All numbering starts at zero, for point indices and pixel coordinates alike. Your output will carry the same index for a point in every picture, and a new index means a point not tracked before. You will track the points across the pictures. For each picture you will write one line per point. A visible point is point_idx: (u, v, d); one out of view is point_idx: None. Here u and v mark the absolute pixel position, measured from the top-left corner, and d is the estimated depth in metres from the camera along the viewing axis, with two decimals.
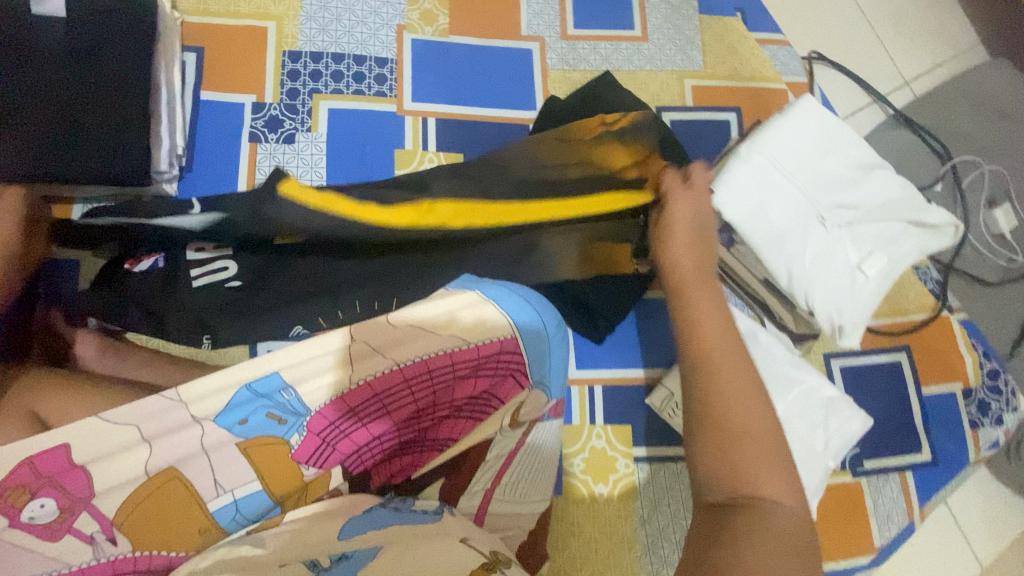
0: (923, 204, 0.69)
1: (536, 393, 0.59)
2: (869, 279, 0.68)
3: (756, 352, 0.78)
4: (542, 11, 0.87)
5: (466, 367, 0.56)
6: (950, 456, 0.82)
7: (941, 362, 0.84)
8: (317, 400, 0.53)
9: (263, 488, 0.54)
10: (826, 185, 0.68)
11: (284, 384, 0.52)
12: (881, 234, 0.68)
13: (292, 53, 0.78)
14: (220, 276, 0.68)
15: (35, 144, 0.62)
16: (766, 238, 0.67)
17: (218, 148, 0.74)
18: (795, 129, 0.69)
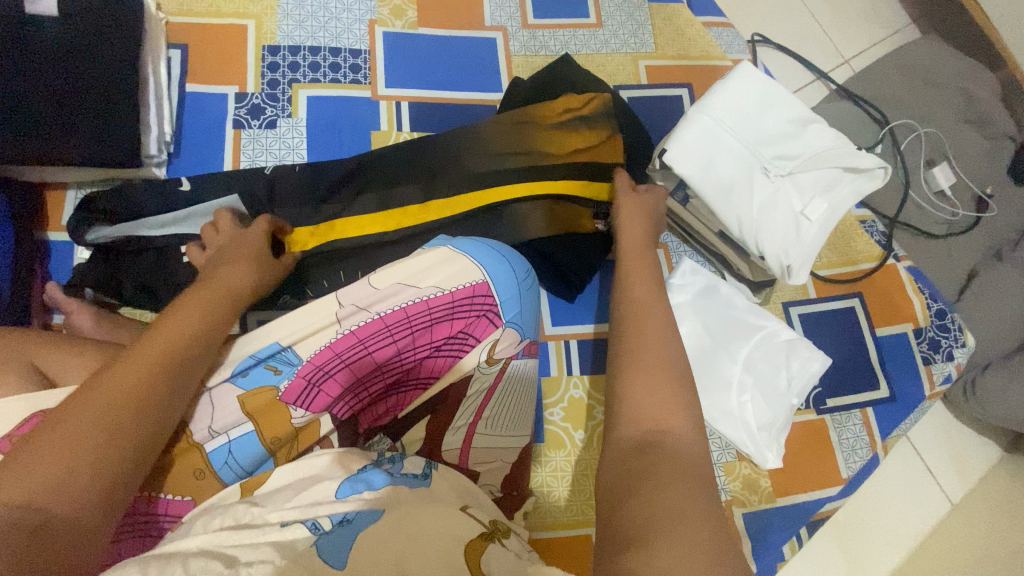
0: (855, 152, 0.75)
1: (509, 331, 0.62)
2: (814, 223, 0.74)
3: (717, 303, 0.83)
4: (504, 4, 0.94)
5: (443, 311, 0.60)
6: (907, 391, 0.88)
7: (892, 306, 0.90)
8: (308, 349, 0.56)
9: (258, 432, 0.54)
10: (767, 140, 0.75)
11: (281, 345, 0.56)
12: (819, 182, 0.75)
13: (271, 47, 0.83)
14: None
15: (34, 131, 0.67)
16: (711, 191, 0.74)
17: (205, 136, 0.79)
18: (736, 91, 0.76)
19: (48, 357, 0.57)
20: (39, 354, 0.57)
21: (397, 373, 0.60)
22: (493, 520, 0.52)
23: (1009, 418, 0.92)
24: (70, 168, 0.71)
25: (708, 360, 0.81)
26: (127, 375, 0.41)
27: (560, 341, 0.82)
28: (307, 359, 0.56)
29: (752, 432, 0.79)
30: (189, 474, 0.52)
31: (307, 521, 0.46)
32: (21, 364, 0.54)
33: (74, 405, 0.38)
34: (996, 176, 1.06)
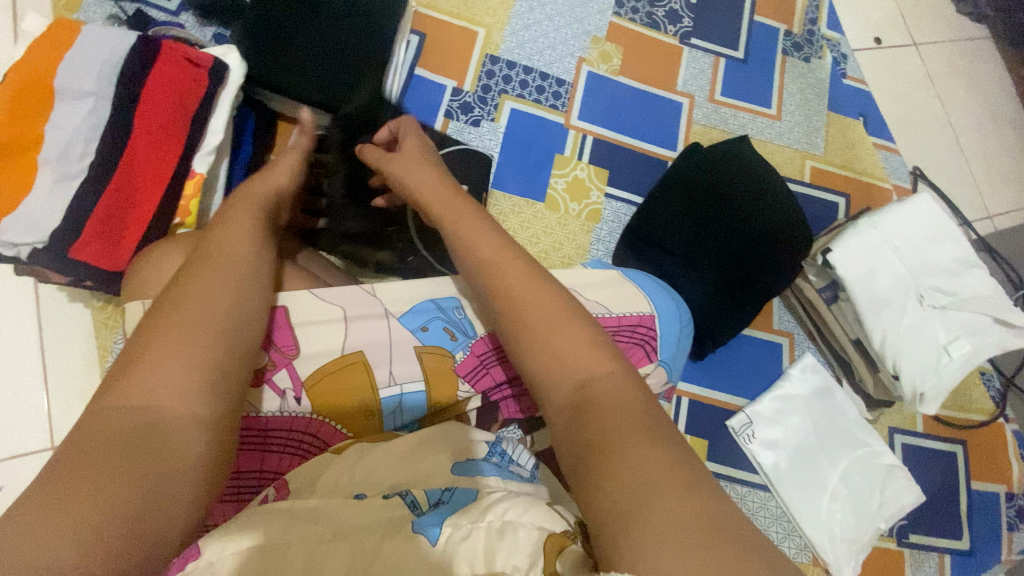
0: (1010, 307, 0.78)
1: (660, 370, 0.66)
2: (954, 360, 0.77)
3: (830, 407, 0.85)
4: (697, 75, 1.01)
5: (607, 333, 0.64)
6: (988, 552, 0.87)
7: (991, 464, 0.91)
8: (485, 327, 0.64)
9: (426, 394, 0.61)
10: (929, 271, 0.78)
11: (458, 304, 0.65)
12: (969, 324, 0.78)
13: (492, 57, 0.92)
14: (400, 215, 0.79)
15: (299, 73, 0.76)
16: (863, 300, 0.77)
17: (419, 117, 0.87)
18: (910, 217, 0.80)
19: None
20: None
21: None
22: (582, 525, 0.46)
23: None
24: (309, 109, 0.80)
25: (808, 459, 0.82)
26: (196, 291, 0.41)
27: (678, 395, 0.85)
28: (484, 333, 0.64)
29: (835, 541, 0.80)
30: (360, 413, 0.59)
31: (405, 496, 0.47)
32: None
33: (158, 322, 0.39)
34: None
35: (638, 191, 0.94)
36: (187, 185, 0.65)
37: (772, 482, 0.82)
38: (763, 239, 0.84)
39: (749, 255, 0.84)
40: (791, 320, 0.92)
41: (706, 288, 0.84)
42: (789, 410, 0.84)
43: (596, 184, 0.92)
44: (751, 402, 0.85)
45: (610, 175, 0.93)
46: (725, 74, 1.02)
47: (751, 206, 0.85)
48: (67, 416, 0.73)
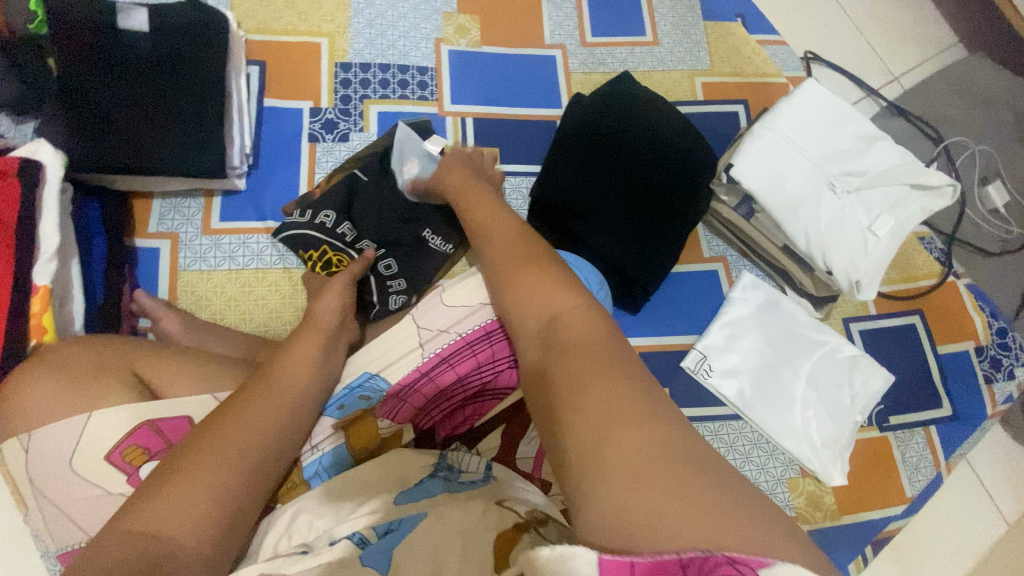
0: (922, 169, 0.75)
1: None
2: (881, 239, 0.74)
3: (779, 317, 0.84)
4: (563, 22, 0.96)
5: None
6: (971, 411, 0.87)
7: (952, 323, 0.90)
8: (395, 375, 0.59)
9: (347, 446, 0.60)
10: (833, 157, 0.76)
11: (371, 375, 0.60)
12: (886, 198, 0.76)
13: (343, 64, 0.86)
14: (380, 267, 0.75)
15: (131, 142, 0.70)
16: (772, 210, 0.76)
17: (282, 149, 0.81)
18: (802, 109, 0.77)
19: (147, 363, 0.57)
20: (140, 360, 0.57)
21: (476, 385, 0.61)
22: (531, 509, 0.51)
23: None
24: (163, 178, 0.73)
25: (771, 375, 0.81)
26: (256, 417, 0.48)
27: None
28: (395, 381, 0.59)
29: (816, 448, 0.79)
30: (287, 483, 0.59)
31: (352, 535, 0.47)
32: (123, 370, 0.55)
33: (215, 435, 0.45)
34: None
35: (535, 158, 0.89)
36: (32, 302, 0.59)
37: (743, 411, 0.80)
38: (664, 175, 0.81)
39: (648, 201, 0.82)
40: (721, 243, 0.89)
41: (618, 242, 0.80)
42: (738, 334, 0.82)
43: None
44: (701, 336, 0.83)
45: (502, 153, 0.88)
46: (590, 14, 0.97)
47: (638, 151, 0.82)
48: (5, 573, 0.68)
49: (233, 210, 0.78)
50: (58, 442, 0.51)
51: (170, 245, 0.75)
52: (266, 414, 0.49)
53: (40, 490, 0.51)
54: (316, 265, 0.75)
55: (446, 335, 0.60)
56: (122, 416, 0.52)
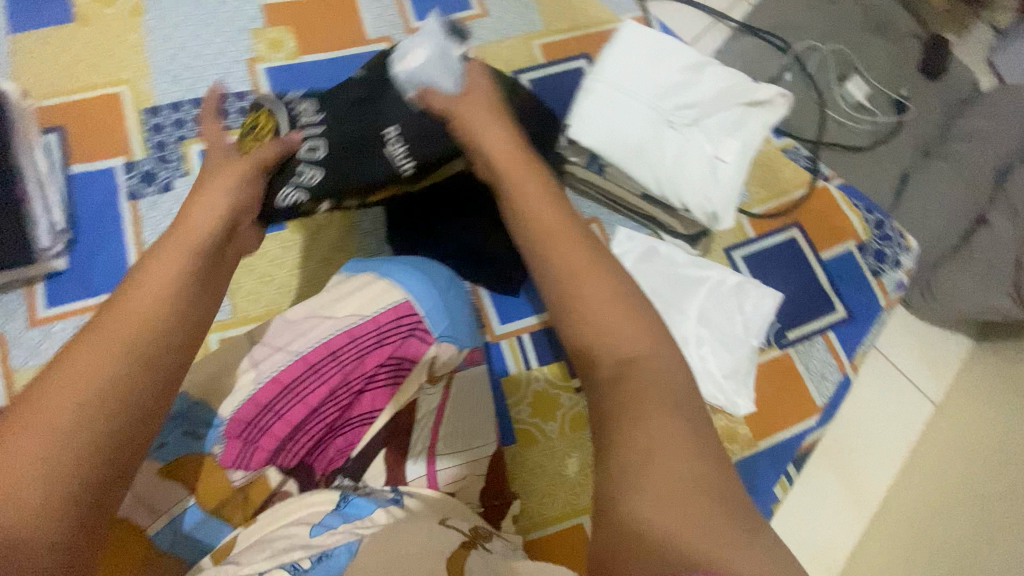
0: (752, 86, 0.75)
1: (444, 344, 0.66)
2: (730, 164, 0.73)
3: (658, 264, 0.83)
4: (383, 12, 0.91)
5: (365, 339, 0.63)
6: (864, 307, 0.88)
7: (830, 227, 0.90)
8: (231, 407, 0.57)
9: (197, 500, 0.56)
10: (666, 93, 0.74)
11: (192, 402, 0.57)
12: (726, 122, 0.75)
13: (150, 109, 0.80)
14: (306, 155, 0.65)
15: None
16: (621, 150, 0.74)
17: (102, 215, 0.75)
18: (625, 52, 0.75)
19: None
20: None
21: (335, 411, 0.62)
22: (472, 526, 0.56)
23: (968, 310, 0.93)
24: None
25: None
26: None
27: (513, 338, 0.78)
28: (232, 417, 0.57)
29: (719, 382, 0.78)
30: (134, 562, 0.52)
31: (285, 566, 0.45)
32: None
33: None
34: (906, 80, 1.12)
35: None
36: None
37: None
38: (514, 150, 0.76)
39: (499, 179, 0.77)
40: (590, 203, 0.88)
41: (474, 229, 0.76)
42: None
43: None
44: None
45: None
46: None
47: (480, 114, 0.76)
48: None
49: (60, 292, 0.72)
50: None
51: None
52: (26, 445, 0.32)
53: None
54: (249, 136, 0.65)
55: (286, 357, 0.60)
56: None
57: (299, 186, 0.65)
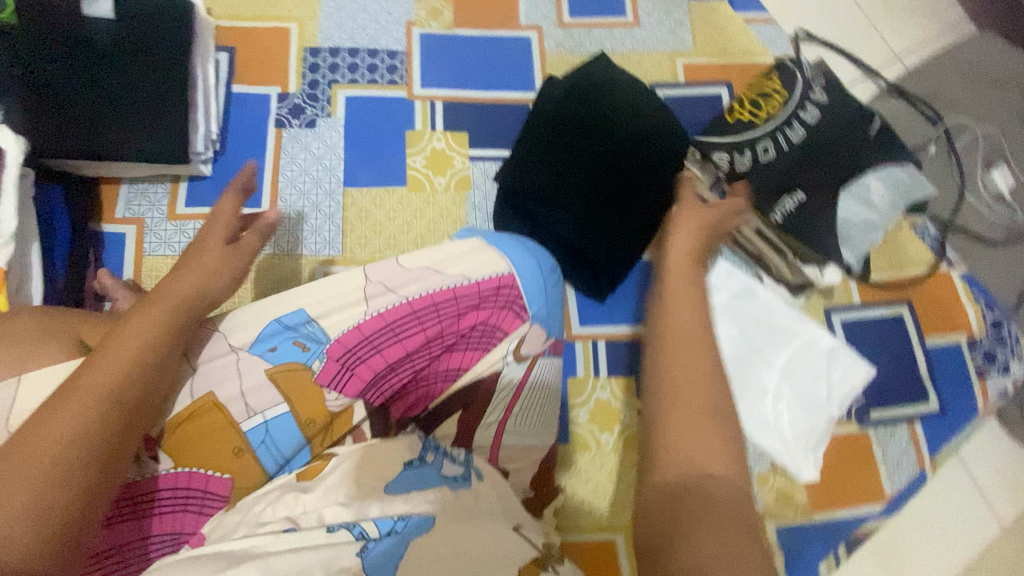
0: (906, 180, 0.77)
1: (535, 327, 0.68)
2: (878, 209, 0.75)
3: (752, 308, 0.81)
4: (540, 3, 0.93)
5: (491, 293, 0.66)
6: (959, 406, 0.82)
7: (943, 314, 0.85)
8: (338, 328, 0.62)
9: (292, 411, 0.60)
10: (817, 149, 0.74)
11: (308, 318, 0.61)
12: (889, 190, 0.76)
13: (312, 49, 0.85)
14: (803, 112, 0.75)
15: (84, 121, 0.69)
16: (763, 179, 0.74)
17: (250, 134, 0.81)
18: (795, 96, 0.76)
19: None
20: None
21: (425, 359, 0.65)
22: None
23: None
24: (124, 164, 0.73)
25: (744, 366, 0.78)
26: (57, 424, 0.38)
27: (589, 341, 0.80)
28: (336, 338, 0.61)
29: (788, 440, 0.76)
30: (228, 452, 0.58)
31: (353, 526, 0.47)
32: None
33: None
34: None
35: (502, 142, 0.85)
36: None
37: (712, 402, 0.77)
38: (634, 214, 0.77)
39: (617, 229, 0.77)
40: None
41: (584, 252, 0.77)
42: (710, 323, 0.80)
43: (457, 150, 0.84)
44: None
45: (470, 136, 0.85)
46: None
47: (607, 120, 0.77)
48: None
49: (199, 196, 0.78)
50: None
51: (135, 230, 0.76)
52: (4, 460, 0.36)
53: None
54: (759, 109, 0.76)
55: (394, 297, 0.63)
56: None
57: (731, 160, 0.74)
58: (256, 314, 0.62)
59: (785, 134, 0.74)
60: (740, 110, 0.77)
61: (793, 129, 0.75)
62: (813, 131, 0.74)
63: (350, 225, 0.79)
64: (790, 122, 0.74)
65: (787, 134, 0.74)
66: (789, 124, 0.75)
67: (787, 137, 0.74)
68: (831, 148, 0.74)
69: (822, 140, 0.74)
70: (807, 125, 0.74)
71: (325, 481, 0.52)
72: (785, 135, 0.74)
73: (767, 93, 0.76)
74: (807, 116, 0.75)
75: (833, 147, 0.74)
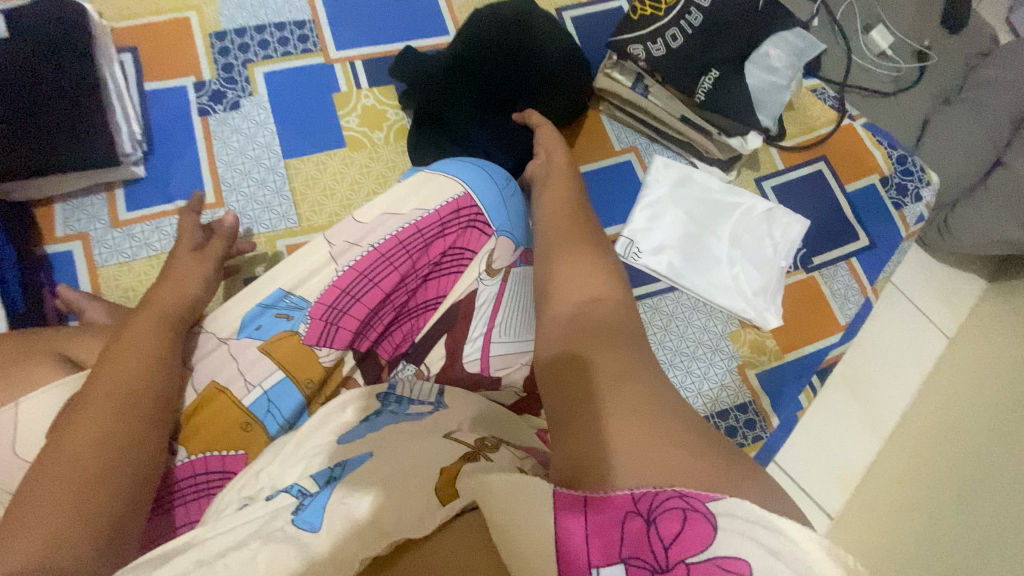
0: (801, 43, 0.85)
1: (502, 240, 0.67)
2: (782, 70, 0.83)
3: (693, 191, 0.87)
4: None
5: (452, 218, 0.66)
6: (885, 236, 0.92)
7: (855, 161, 0.95)
8: (316, 291, 0.62)
9: (289, 376, 0.58)
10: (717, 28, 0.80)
11: (284, 292, 0.61)
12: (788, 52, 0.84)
13: (217, 34, 0.84)
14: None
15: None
16: (675, 66, 0.80)
17: (176, 128, 0.80)
18: None
19: (78, 345, 0.59)
20: (68, 343, 0.59)
21: (405, 295, 0.64)
22: None
23: (983, 247, 0.97)
24: (55, 178, 0.72)
25: (697, 243, 0.85)
26: (87, 432, 0.44)
27: None
28: (316, 299, 0.61)
29: (749, 298, 0.84)
30: (238, 428, 0.56)
31: (290, 490, 0.43)
32: (49, 352, 0.57)
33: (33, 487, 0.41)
34: (931, 30, 1.14)
35: None
36: None
37: (675, 281, 0.84)
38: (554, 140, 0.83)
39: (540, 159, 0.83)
40: (629, 133, 0.92)
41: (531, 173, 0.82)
42: (660, 211, 0.86)
43: (387, 103, 0.86)
44: (625, 223, 0.86)
45: (396, 88, 0.87)
46: None
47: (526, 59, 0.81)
48: None
49: (139, 199, 0.77)
50: None
51: (81, 244, 0.74)
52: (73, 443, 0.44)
53: None
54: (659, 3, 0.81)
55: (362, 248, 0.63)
56: (60, 396, 0.53)
57: (646, 50, 0.80)
58: (235, 303, 0.62)
59: (686, 20, 0.80)
60: (642, 8, 0.82)
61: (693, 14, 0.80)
62: (710, 13, 0.80)
63: (301, 195, 0.80)
64: (687, 9, 0.80)
65: (688, 20, 0.80)
66: (687, 10, 0.80)
67: (689, 24, 0.80)
68: (728, 25, 0.81)
69: (720, 20, 0.80)
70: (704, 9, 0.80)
71: (284, 452, 0.49)
72: (686, 22, 0.80)
73: None
74: (703, 1, 0.81)
75: (730, 25, 0.81)
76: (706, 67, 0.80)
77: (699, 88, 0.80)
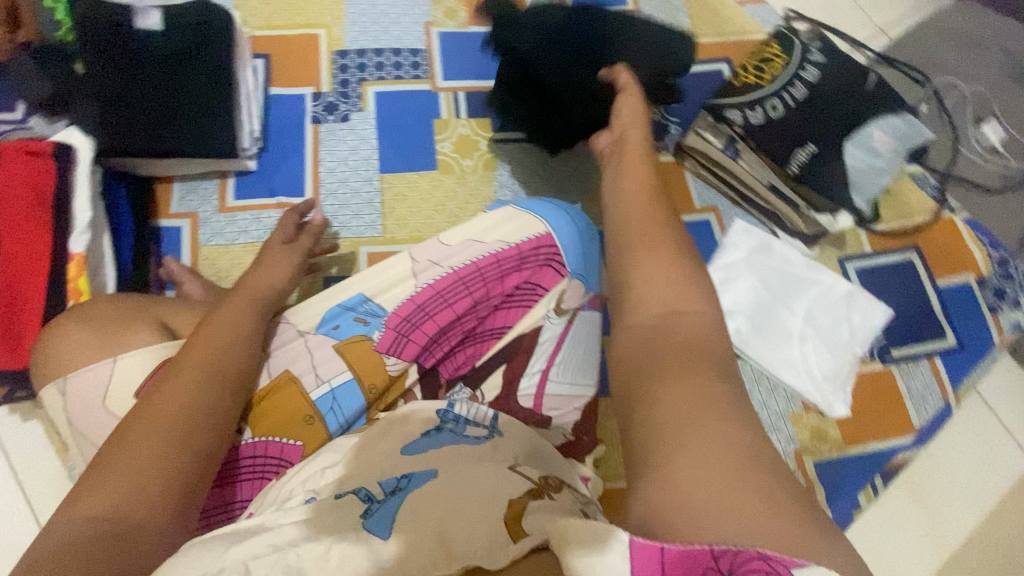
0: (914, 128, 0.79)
1: (574, 283, 0.67)
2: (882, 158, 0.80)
3: (772, 261, 0.86)
4: None
5: (531, 253, 0.68)
6: (976, 339, 0.86)
7: (951, 256, 0.90)
8: (394, 302, 0.65)
9: (355, 378, 0.61)
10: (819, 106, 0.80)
11: (365, 298, 0.66)
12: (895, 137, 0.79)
13: (340, 52, 0.92)
14: (804, 72, 0.80)
15: (140, 123, 0.75)
16: (770, 137, 0.80)
17: (289, 131, 0.87)
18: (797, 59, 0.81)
19: (174, 315, 0.64)
20: (166, 312, 0.64)
21: (474, 320, 0.66)
22: None
23: None
24: (180, 161, 0.80)
25: (769, 314, 0.83)
26: (173, 396, 0.47)
27: None
28: (393, 310, 0.64)
29: (817, 380, 0.80)
30: (301, 420, 0.59)
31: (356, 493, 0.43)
32: (150, 318, 0.62)
33: (121, 447, 0.43)
34: None
35: None
36: (68, 270, 0.69)
37: (742, 349, 0.82)
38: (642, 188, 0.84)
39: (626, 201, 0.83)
40: (712, 193, 0.92)
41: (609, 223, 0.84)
42: (735, 276, 0.84)
43: (481, 134, 0.90)
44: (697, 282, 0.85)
45: (492, 121, 0.91)
46: None
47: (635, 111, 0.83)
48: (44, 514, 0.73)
49: (246, 190, 0.84)
50: (91, 387, 0.56)
51: (190, 223, 0.82)
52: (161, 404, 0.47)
53: (81, 429, 0.57)
54: (762, 73, 0.82)
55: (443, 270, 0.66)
56: (153, 361, 0.57)
57: (743, 117, 0.81)
58: (319, 302, 0.66)
59: (789, 93, 0.80)
60: (744, 76, 0.83)
61: (796, 88, 0.80)
62: (814, 88, 0.80)
63: (389, 207, 0.84)
64: (790, 82, 0.80)
65: (790, 93, 0.80)
66: (791, 84, 0.80)
67: (791, 97, 0.80)
68: (835, 100, 0.79)
69: (824, 96, 0.80)
70: (809, 83, 0.80)
71: (345, 459, 0.50)
72: (787, 95, 0.80)
73: (767, 58, 0.82)
74: (808, 75, 0.80)
75: (833, 103, 0.80)
76: (801, 142, 0.80)
77: (790, 162, 0.80)
